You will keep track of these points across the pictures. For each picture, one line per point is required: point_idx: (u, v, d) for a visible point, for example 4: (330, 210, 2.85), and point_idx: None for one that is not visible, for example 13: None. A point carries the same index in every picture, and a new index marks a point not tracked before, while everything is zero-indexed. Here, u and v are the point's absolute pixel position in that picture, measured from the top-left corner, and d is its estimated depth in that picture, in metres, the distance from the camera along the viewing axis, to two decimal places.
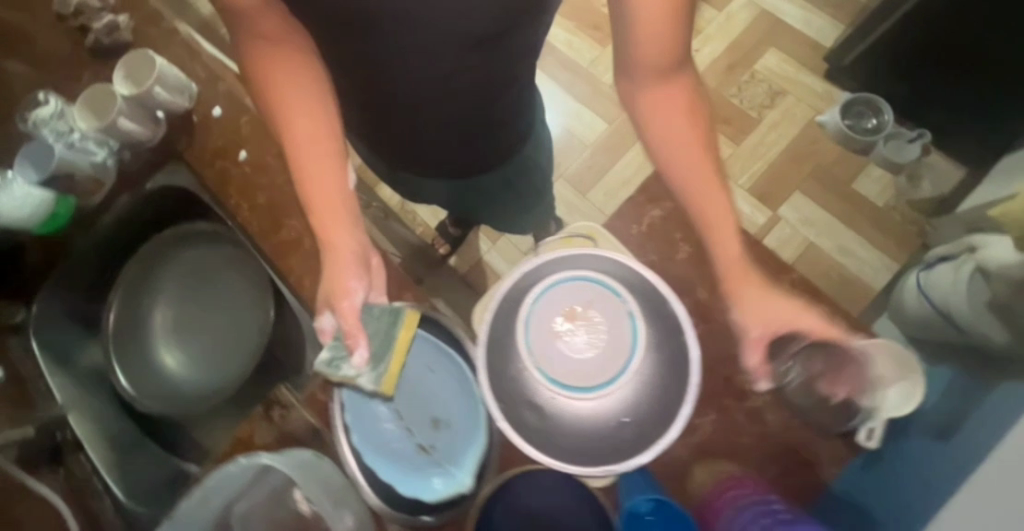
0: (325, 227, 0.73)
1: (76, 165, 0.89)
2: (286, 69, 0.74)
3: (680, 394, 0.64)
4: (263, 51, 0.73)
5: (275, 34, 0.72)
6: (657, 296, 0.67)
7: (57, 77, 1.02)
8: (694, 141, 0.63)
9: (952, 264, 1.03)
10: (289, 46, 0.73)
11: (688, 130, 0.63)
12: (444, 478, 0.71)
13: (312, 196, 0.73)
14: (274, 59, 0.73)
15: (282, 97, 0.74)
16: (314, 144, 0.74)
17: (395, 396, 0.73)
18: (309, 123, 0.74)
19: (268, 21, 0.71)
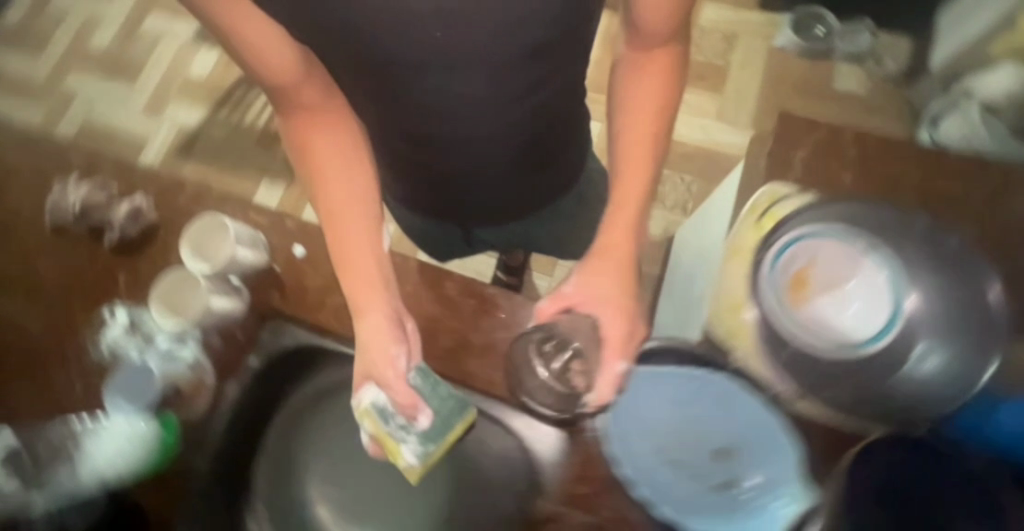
0: (352, 285, 0.74)
1: (175, 375, 0.80)
2: (325, 135, 0.76)
3: (968, 301, 0.62)
4: (307, 119, 0.75)
5: (317, 101, 0.74)
6: (887, 223, 0.66)
7: (87, 294, 0.89)
8: (637, 128, 0.71)
9: (955, 116, 1.41)
10: (329, 109, 0.75)
11: (649, 118, 0.71)
12: (779, 501, 0.61)
13: (342, 259, 0.75)
14: (317, 123, 0.75)
15: (318, 162, 0.76)
16: (346, 202, 0.76)
17: (674, 442, 0.66)
18: (337, 187, 0.76)
19: (308, 93, 0.73)
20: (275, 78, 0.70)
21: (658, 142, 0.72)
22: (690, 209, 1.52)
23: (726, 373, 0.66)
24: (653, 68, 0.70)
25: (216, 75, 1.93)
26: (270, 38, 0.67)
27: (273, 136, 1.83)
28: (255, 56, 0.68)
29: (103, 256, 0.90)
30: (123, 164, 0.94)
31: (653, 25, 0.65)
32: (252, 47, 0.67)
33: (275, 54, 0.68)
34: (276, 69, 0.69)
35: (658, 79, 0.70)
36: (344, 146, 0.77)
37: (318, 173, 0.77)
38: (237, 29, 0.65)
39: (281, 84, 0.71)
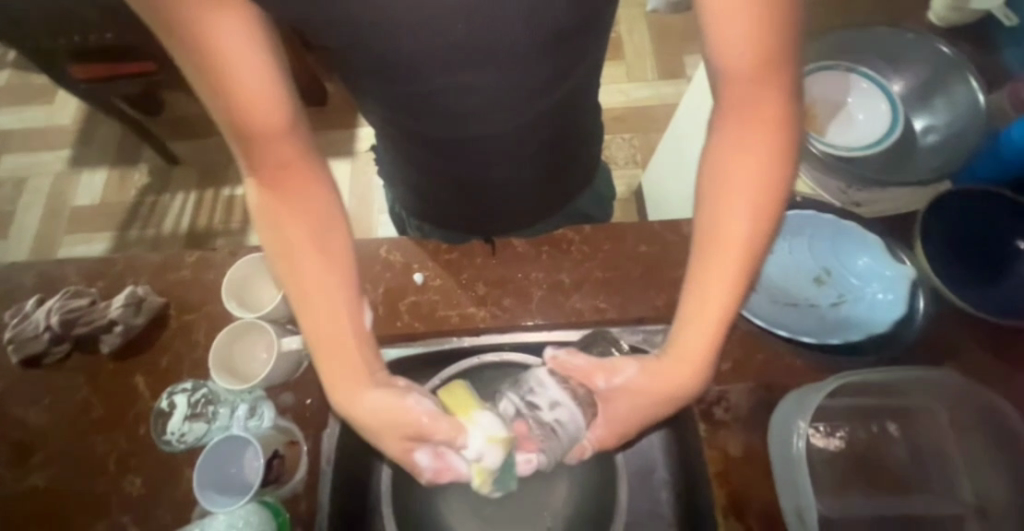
0: (340, 374, 0.60)
1: (269, 440, 0.66)
2: (296, 205, 0.62)
3: (947, 70, 0.74)
4: (276, 173, 0.60)
5: (291, 158, 0.60)
6: (860, 37, 0.77)
7: (96, 421, 0.72)
8: (742, 204, 0.55)
9: None
10: (301, 172, 0.61)
11: (749, 187, 0.55)
12: (884, 287, 0.68)
13: (332, 348, 0.60)
14: (291, 185, 0.61)
15: (291, 234, 0.61)
16: (325, 275, 0.62)
17: (778, 285, 0.72)
18: (320, 254, 0.62)
19: (285, 147, 0.59)
20: (244, 120, 0.55)
21: (766, 222, 0.56)
22: (641, 160, 1.60)
23: (796, 206, 0.73)
24: (749, 135, 0.54)
25: (110, 197, 1.70)
26: (256, 77, 0.53)
27: (203, 236, 1.64)
28: (227, 87, 0.53)
29: (106, 367, 0.75)
30: (93, 263, 0.81)
31: (728, 72, 0.51)
32: (231, 79, 0.52)
33: (249, 88, 0.53)
34: (251, 112, 0.55)
35: (763, 142, 0.54)
36: (313, 208, 0.63)
37: (298, 241, 0.61)
38: (214, 51, 0.51)
39: (250, 132, 0.56)
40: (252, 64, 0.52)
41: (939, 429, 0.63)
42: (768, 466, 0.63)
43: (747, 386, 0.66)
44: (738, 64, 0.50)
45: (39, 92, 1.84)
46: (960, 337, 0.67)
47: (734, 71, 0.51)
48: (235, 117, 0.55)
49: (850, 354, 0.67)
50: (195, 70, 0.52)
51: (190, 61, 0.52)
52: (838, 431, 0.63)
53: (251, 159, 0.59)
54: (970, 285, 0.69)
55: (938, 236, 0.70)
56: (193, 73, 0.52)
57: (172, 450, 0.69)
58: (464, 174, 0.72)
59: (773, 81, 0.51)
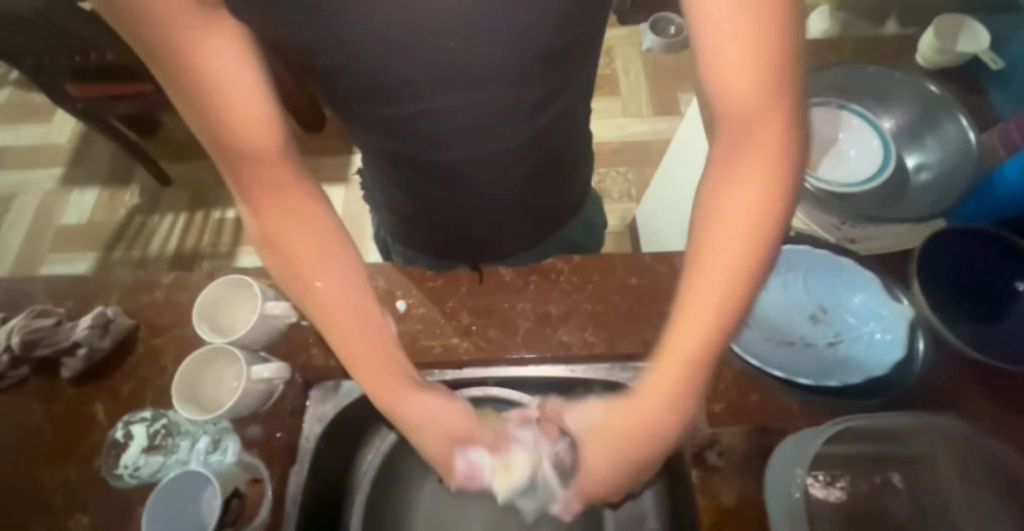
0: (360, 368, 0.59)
1: (230, 478, 0.62)
2: (292, 224, 0.58)
3: (939, 108, 0.74)
4: (269, 196, 0.57)
5: (282, 180, 0.57)
6: (851, 76, 0.78)
7: (47, 450, 0.67)
8: (730, 245, 0.50)
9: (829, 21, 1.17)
10: (294, 196, 0.58)
11: (742, 222, 0.50)
12: (881, 328, 0.66)
13: (344, 344, 0.59)
14: (285, 207, 0.58)
15: (294, 255, 0.58)
16: (336, 287, 0.59)
17: (772, 323, 0.69)
18: (322, 268, 0.59)
19: (277, 169, 0.56)
20: (236, 145, 0.53)
21: (755, 265, 0.50)
22: (635, 193, 1.60)
23: (791, 241, 0.71)
24: (744, 169, 0.49)
25: (99, 216, 1.68)
26: (248, 97, 0.51)
27: (190, 257, 1.61)
28: (216, 110, 0.50)
29: (65, 392, 0.71)
30: (63, 281, 0.77)
31: (733, 95, 0.47)
32: (222, 101, 0.50)
33: (241, 107, 0.51)
34: (243, 136, 0.52)
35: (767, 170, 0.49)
36: (313, 233, 0.59)
37: (292, 261, 0.59)
38: (209, 70, 0.49)
39: (242, 156, 0.54)
40: (248, 80, 0.51)
41: (946, 481, 0.59)
42: (766, 520, 0.59)
43: (741, 428, 0.63)
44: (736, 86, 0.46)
45: (38, 110, 1.85)
46: (962, 382, 0.64)
47: (728, 96, 0.47)
48: (224, 144, 0.52)
49: (847, 397, 0.63)
50: (179, 89, 0.49)
51: (177, 87, 0.49)
52: (838, 481, 0.59)
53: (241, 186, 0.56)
54: (972, 328, 0.66)
55: (936, 276, 0.68)
56: (185, 96, 0.50)
57: (122, 485, 0.64)
58: (451, 196, 0.70)
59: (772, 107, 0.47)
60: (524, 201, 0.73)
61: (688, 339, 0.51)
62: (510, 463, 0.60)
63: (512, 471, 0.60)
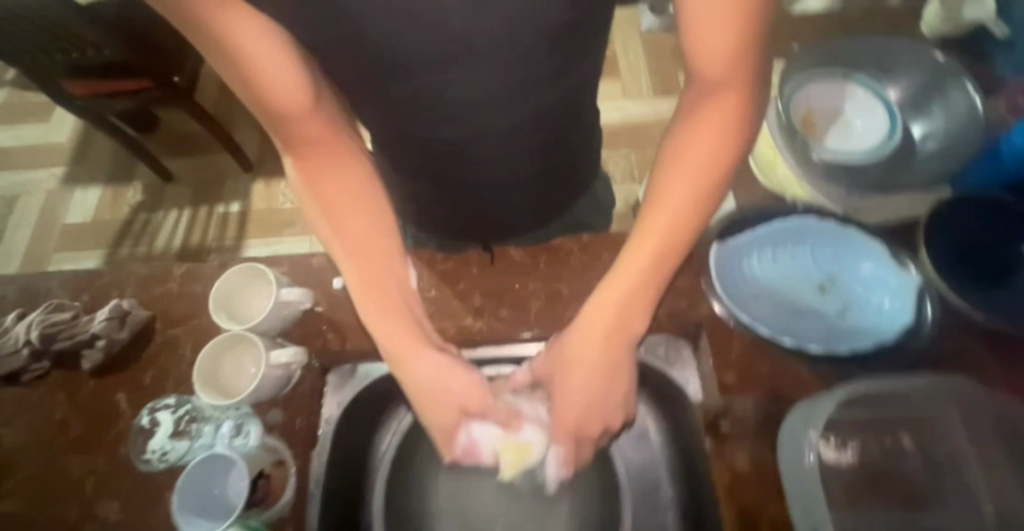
0: (369, 313, 0.65)
1: (256, 460, 0.63)
2: (335, 173, 0.64)
3: (945, 77, 0.74)
4: (312, 154, 0.62)
5: (321, 137, 0.61)
6: (855, 47, 0.78)
7: (73, 440, 0.69)
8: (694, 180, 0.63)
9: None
10: (337, 152, 0.63)
11: (703, 165, 0.63)
12: (890, 295, 0.67)
13: (373, 290, 0.65)
14: (324, 161, 0.63)
15: (335, 202, 0.65)
16: (354, 235, 0.65)
17: (782, 293, 0.70)
18: (357, 213, 0.65)
19: (313, 125, 0.60)
20: (273, 109, 0.57)
21: (708, 198, 0.64)
22: (637, 175, 1.60)
23: (798, 212, 0.72)
24: (714, 123, 0.62)
25: (104, 214, 1.68)
26: (283, 73, 0.55)
27: (196, 252, 1.61)
28: (254, 82, 0.54)
29: (87, 384, 0.72)
30: (77, 275, 0.78)
31: (704, 55, 0.57)
32: (258, 77, 0.54)
33: (276, 81, 0.55)
34: (279, 102, 0.57)
35: (724, 126, 0.62)
36: (352, 186, 0.65)
37: (330, 217, 0.65)
38: (243, 48, 0.53)
39: (282, 118, 0.58)
40: (269, 46, 0.53)
41: (956, 441, 0.60)
42: (779, 483, 0.60)
43: (752, 396, 0.64)
44: (714, 57, 0.57)
45: (36, 110, 1.84)
46: (970, 345, 0.65)
47: (705, 67, 0.58)
48: (269, 109, 0.57)
49: (855, 364, 0.65)
50: (214, 54, 0.53)
51: (216, 55, 0.53)
52: (848, 444, 0.60)
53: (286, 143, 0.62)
54: (981, 292, 0.67)
55: (944, 241, 0.69)
56: (221, 61, 0.54)
57: (151, 470, 0.66)
58: (459, 177, 0.70)
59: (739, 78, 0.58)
60: (532, 180, 0.73)
61: (636, 270, 0.64)
62: (522, 443, 0.66)
63: (523, 454, 0.66)
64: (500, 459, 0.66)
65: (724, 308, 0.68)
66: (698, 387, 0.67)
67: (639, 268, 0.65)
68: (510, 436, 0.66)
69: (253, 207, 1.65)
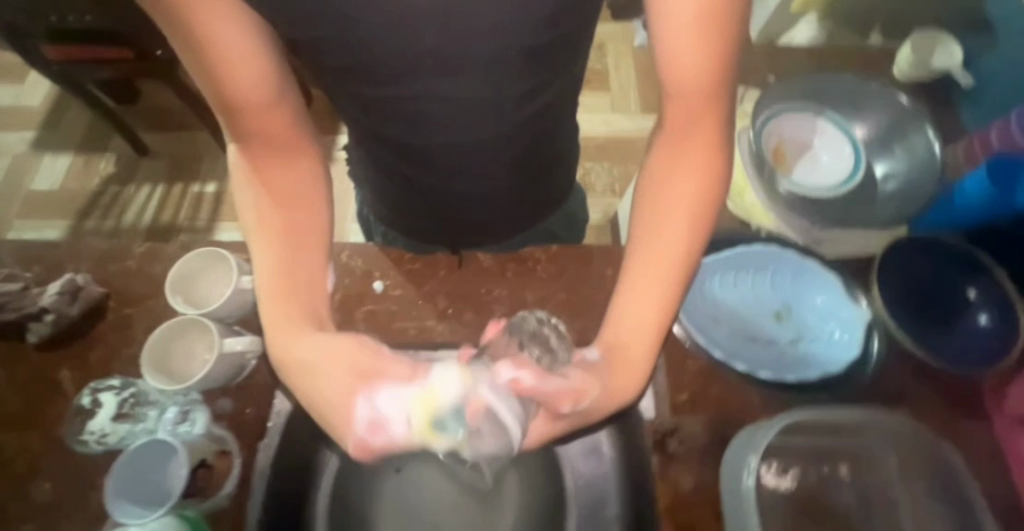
0: (277, 324, 0.55)
1: (198, 449, 0.63)
2: (283, 168, 0.61)
3: (909, 121, 0.77)
4: (265, 147, 0.60)
5: (279, 132, 0.60)
6: (827, 85, 0.81)
7: (8, 415, 0.67)
8: (674, 212, 0.55)
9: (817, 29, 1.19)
10: (282, 152, 0.61)
11: (685, 202, 0.56)
12: (840, 328, 0.69)
13: (293, 290, 0.57)
14: (277, 159, 0.61)
15: (269, 199, 0.61)
16: (294, 231, 0.60)
17: (739, 318, 0.72)
18: (297, 216, 0.61)
19: (273, 121, 0.59)
20: (229, 98, 0.56)
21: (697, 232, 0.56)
22: (618, 190, 1.62)
23: (760, 241, 0.74)
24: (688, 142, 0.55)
25: (72, 183, 1.63)
26: (247, 62, 0.53)
27: (166, 230, 1.58)
28: (215, 68, 0.53)
29: (30, 358, 0.69)
30: (31, 246, 0.76)
31: (677, 79, 0.52)
32: (221, 63, 0.53)
33: (240, 72, 0.54)
34: (237, 92, 0.55)
35: (706, 154, 0.55)
36: (296, 184, 0.62)
37: (269, 213, 0.60)
38: (209, 32, 0.51)
39: (237, 108, 0.57)
40: (233, 37, 0.52)
41: (889, 474, 0.62)
42: (719, 505, 0.61)
43: (701, 417, 0.65)
44: (692, 83, 0.51)
45: (11, 70, 1.78)
46: (912, 383, 0.68)
47: (683, 93, 0.53)
48: (225, 98, 0.56)
49: (802, 393, 0.66)
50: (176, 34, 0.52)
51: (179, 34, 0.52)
52: (788, 471, 0.62)
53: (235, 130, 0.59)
54: (925, 331, 0.69)
55: (895, 280, 0.71)
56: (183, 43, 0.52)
57: (88, 451, 0.64)
58: (431, 179, 0.70)
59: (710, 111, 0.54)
60: (505, 189, 0.73)
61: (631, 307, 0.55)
62: (433, 397, 0.45)
63: (435, 410, 0.45)
64: (409, 418, 0.46)
65: (682, 329, 0.69)
66: (653, 403, 0.66)
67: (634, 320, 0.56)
68: (423, 391, 0.46)
69: (229, 189, 1.62)
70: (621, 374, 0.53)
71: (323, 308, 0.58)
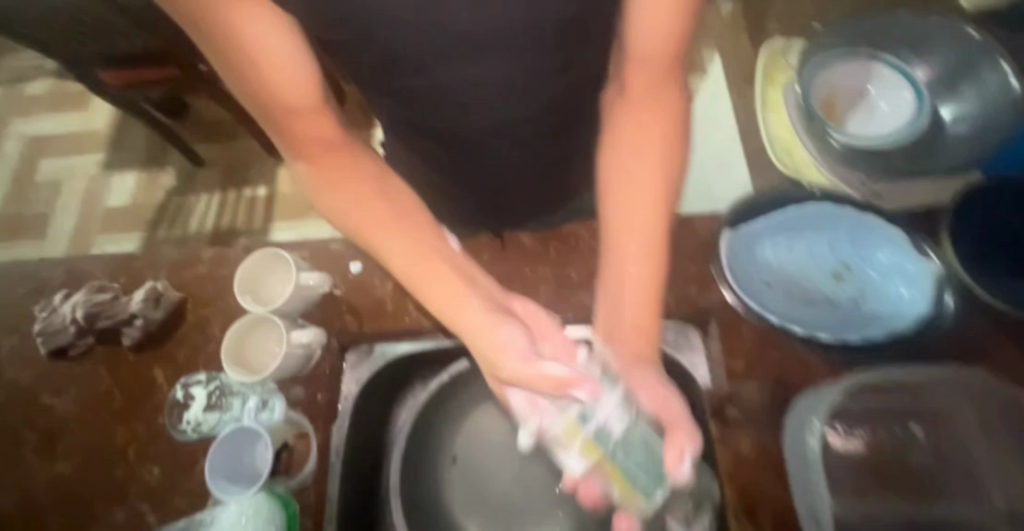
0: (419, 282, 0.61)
1: (278, 432, 0.69)
2: (339, 168, 0.62)
3: (978, 55, 0.71)
4: (318, 151, 0.61)
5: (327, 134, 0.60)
6: (883, 27, 0.76)
7: (115, 410, 0.75)
8: (643, 161, 0.61)
9: None
10: (338, 153, 0.62)
11: (657, 156, 0.61)
12: (905, 282, 0.66)
13: (386, 262, 0.62)
14: (331, 158, 0.61)
15: (345, 203, 0.62)
16: (368, 210, 0.62)
17: (795, 279, 0.69)
18: (353, 200, 0.62)
19: (320, 122, 0.59)
20: (286, 119, 0.58)
21: (665, 190, 0.60)
22: None
23: (815, 199, 0.70)
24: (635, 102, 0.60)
25: (140, 198, 1.77)
26: (283, 64, 0.53)
27: (226, 235, 1.68)
28: (255, 75, 0.53)
29: (128, 358, 0.77)
30: (115, 259, 0.84)
31: (645, 42, 0.57)
32: (272, 92, 0.55)
33: (296, 89, 0.55)
34: (293, 112, 0.57)
35: (667, 107, 0.61)
36: (363, 176, 0.63)
37: (347, 202, 0.62)
38: (256, 47, 0.51)
39: (284, 121, 0.58)
40: (274, 39, 0.52)
41: (971, 432, 0.59)
42: (783, 469, 0.60)
43: (761, 383, 0.64)
44: (661, 40, 0.56)
45: (74, 99, 1.93)
46: (995, 337, 0.64)
47: (648, 44, 0.57)
48: (272, 108, 0.57)
49: (866, 354, 0.64)
50: (218, 54, 0.53)
51: (219, 54, 0.53)
52: (853, 432, 0.60)
53: (294, 151, 0.61)
54: (1007, 282, 0.64)
55: (969, 230, 0.66)
56: (221, 58, 0.53)
57: (185, 439, 0.71)
58: (472, 166, 0.71)
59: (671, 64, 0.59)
60: (543, 168, 0.73)
61: (620, 269, 0.60)
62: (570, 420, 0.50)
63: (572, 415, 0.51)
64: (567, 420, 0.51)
65: (736, 294, 0.67)
66: (707, 373, 0.66)
67: (641, 291, 0.59)
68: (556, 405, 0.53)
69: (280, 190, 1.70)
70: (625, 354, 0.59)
71: (415, 267, 0.61)
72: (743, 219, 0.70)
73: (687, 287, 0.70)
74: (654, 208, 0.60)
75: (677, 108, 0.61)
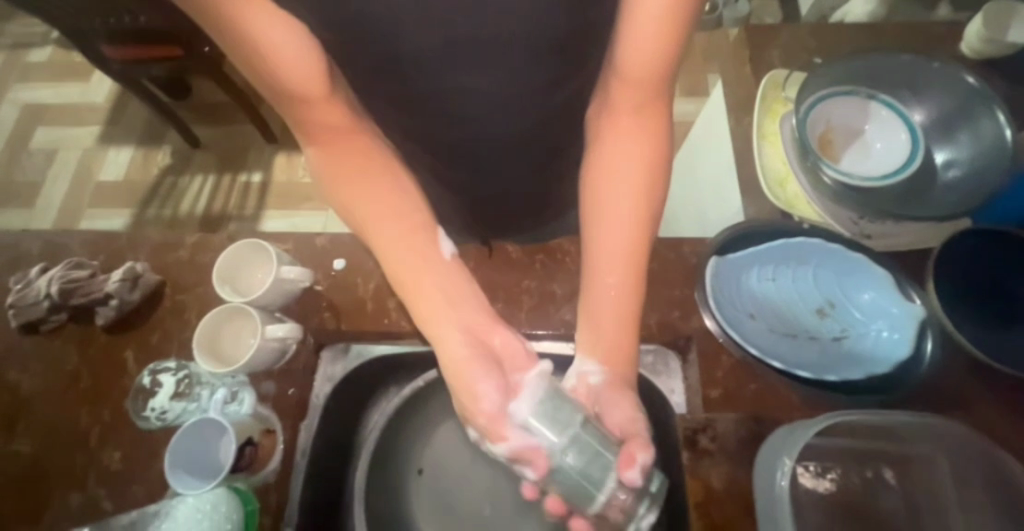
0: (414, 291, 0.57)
1: (244, 427, 0.66)
2: (350, 160, 0.58)
3: (974, 102, 0.71)
4: (326, 143, 0.57)
5: (342, 126, 0.57)
6: (883, 65, 0.76)
7: (82, 390, 0.73)
8: (627, 179, 0.59)
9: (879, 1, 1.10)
10: (351, 144, 0.58)
11: (643, 173, 0.59)
12: (889, 325, 0.65)
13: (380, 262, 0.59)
14: (340, 149, 0.57)
15: (352, 199, 0.58)
16: (378, 208, 0.58)
17: (778, 312, 0.69)
18: (365, 196, 0.58)
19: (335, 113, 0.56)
20: (297, 104, 0.53)
21: (649, 207, 0.59)
22: None
23: (804, 233, 0.69)
24: (625, 125, 0.59)
25: (134, 174, 1.75)
26: (298, 52, 0.50)
27: (217, 219, 1.66)
28: (264, 54, 0.49)
29: (100, 339, 0.76)
30: (97, 236, 0.82)
31: (632, 62, 0.55)
32: (286, 78, 0.51)
33: (308, 76, 0.51)
34: (305, 98, 0.53)
35: (654, 123, 0.59)
36: (372, 174, 0.59)
37: (355, 200, 0.58)
38: (269, 46, 0.49)
39: (297, 108, 0.54)
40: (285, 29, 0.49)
41: (939, 481, 0.59)
42: (751, 504, 0.60)
43: (736, 415, 0.63)
44: (644, 59, 0.55)
45: (76, 70, 1.91)
46: (967, 387, 0.64)
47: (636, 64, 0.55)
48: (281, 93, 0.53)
49: (842, 393, 0.64)
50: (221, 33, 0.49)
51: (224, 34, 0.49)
52: (823, 473, 0.60)
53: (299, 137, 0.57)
54: (989, 333, 0.64)
55: (955, 276, 0.66)
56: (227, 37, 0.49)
57: (148, 427, 0.70)
58: (463, 172, 0.70)
59: (656, 83, 0.57)
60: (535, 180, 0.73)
61: (604, 283, 0.59)
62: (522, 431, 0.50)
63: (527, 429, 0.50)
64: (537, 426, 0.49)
65: (717, 323, 0.66)
66: (683, 399, 0.68)
67: (621, 308, 0.58)
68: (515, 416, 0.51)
69: (275, 179, 1.69)
70: (612, 364, 0.58)
71: (425, 266, 0.58)
72: (730, 248, 0.70)
73: (669, 312, 0.70)
74: (637, 226, 0.59)
75: (666, 126, 0.59)
